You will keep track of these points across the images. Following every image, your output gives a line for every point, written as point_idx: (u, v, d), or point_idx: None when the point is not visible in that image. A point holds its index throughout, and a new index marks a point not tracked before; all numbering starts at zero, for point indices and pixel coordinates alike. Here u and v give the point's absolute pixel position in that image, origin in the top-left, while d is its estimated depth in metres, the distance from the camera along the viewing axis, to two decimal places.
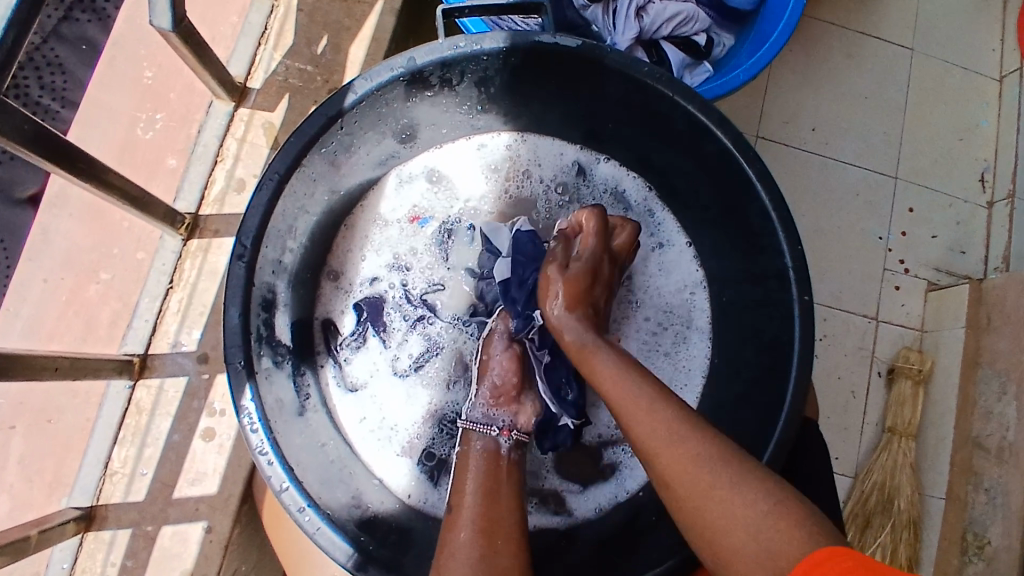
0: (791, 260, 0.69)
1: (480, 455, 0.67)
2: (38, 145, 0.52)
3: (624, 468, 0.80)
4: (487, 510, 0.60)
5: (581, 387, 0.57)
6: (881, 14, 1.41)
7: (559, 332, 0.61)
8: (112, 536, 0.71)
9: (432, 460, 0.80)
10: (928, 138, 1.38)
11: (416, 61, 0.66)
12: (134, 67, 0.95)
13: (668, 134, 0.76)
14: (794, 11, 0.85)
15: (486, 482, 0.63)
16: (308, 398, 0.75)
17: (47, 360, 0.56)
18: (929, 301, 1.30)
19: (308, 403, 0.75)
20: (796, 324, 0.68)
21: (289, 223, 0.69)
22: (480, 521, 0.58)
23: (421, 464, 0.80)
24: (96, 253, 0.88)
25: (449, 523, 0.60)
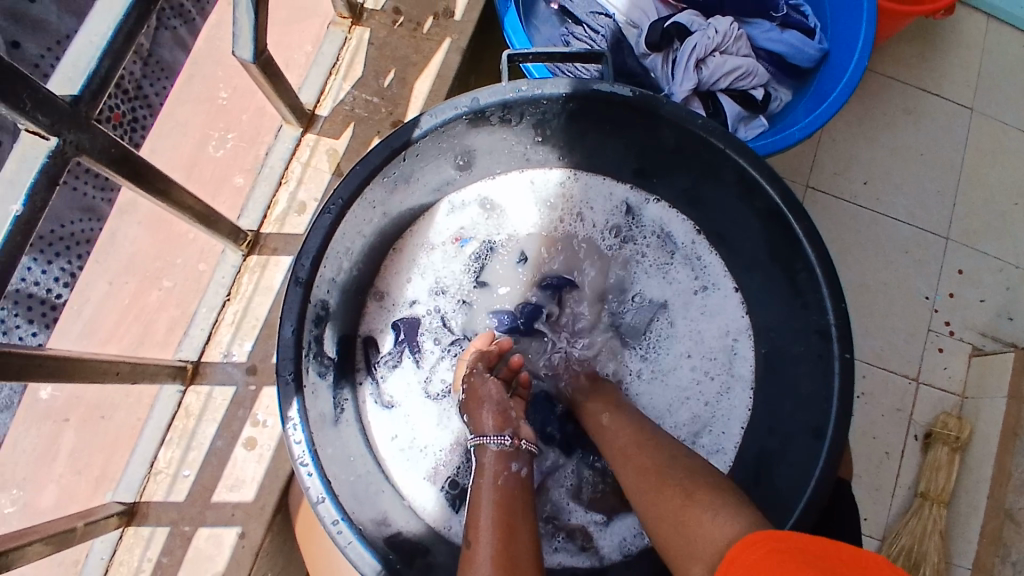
0: (834, 317, 0.69)
1: (491, 489, 0.64)
2: (122, 166, 0.54)
3: None
4: (506, 553, 0.56)
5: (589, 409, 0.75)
6: (941, 72, 1.40)
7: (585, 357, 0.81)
8: (151, 533, 0.74)
9: (457, 488, 0.82)
10: (981, 200, 1.35)
11: (480, 101, 0.68)
12: (210, 87, 1.00)
13: (718, 184, 0.77)
14: (855, 73, 0.85)
15: (502, 519, 0.60)
16: (344, 411, 0.78)
17: (109, 363, 0.59)
18: (971, 366, 1.28)
19: (344, 416, 0.77)
20: (835, 384, 0.68)
21: (346, 244, 0.72)
22: (499, 564, 0.55)
23: (445, 491, 0.81)
24: (160, 260, 0.93)
25: (467, 560, 0.58)
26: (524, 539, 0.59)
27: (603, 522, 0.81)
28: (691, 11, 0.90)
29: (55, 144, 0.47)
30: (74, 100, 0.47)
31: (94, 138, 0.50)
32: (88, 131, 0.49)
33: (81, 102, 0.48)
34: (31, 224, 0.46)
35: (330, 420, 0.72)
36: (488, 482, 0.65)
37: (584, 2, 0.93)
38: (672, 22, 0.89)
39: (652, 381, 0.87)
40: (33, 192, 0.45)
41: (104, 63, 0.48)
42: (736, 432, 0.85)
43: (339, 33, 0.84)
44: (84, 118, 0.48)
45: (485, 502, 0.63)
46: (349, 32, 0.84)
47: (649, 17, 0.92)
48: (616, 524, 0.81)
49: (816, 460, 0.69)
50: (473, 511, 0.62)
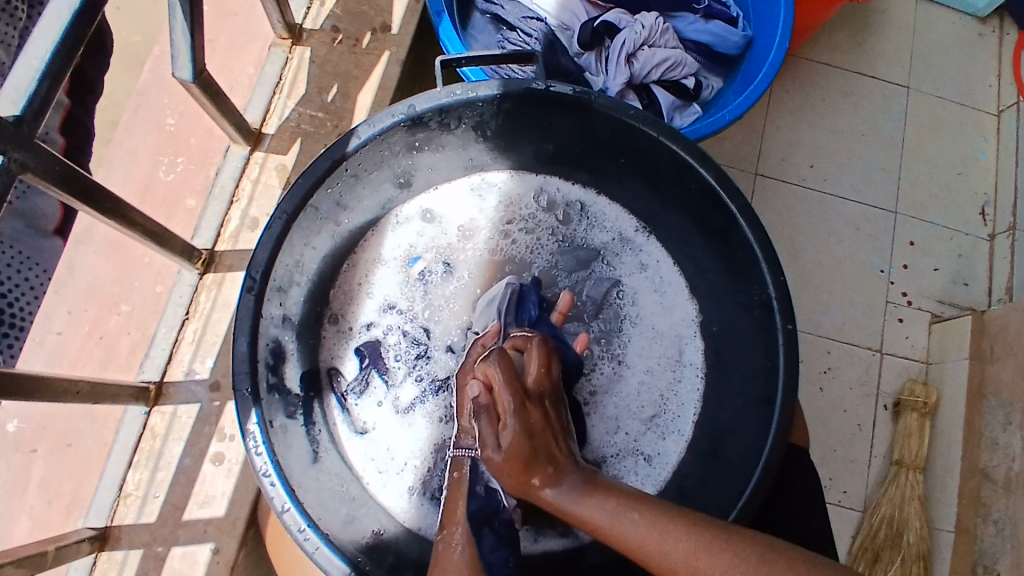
0: (774, 288, 0.71)
1: (473, 479, 0.65)
2: (68, 185, 0.56)
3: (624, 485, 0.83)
4: (479, 539, 0.59)
5: (547, 475, 0.53)
6: (875, 55, 1.46)
7: (520, 421, 0.56)
8: (124, 557, 0.74)
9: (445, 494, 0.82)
10: (925, 173, 1.40)
11: (416, 107, 0.71)
12: (157, 115, 1.01)
13: (655, 171, 0.80)
14: (777, 56, 0.89)
15: (480, 512, 0.62)
16: (318, 439, 0.78)
17: (68, 383, 0.60)
18: (933, 332, 1.31)
19: (317, 445, 0.77)
20: (781, 354, 0.70)
21: (297, 257, 0.74)
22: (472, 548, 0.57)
23: (434, 499, 0.82)
24: (118, 284, 0.93)
25: (440, 549, 0.59)
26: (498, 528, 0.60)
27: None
28: (618, 10, 0.95)
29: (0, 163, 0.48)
30: (15, 120, 0.49)
31: (39, 157, 0.52)
32: (32, 150, 0.51)
33: (22, 122, 0.49)
34: None
35: (306, 457, 0.73)
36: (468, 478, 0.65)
37: (515, 8, 0.96)
38: (600, 21, 0.93)
39: (618, 379, 0.88)
40: None
41: (44, 84, 0.50)
42: (688, 421, 0.87)
43: (280, 53, 0.86)
44: (27, 137, 0.50)
45: (466, 496, 0.63)
46: (289, 52, 0.86)
47: (579, 17, 0.96)
48: None
49: (770, 423, 0.70)
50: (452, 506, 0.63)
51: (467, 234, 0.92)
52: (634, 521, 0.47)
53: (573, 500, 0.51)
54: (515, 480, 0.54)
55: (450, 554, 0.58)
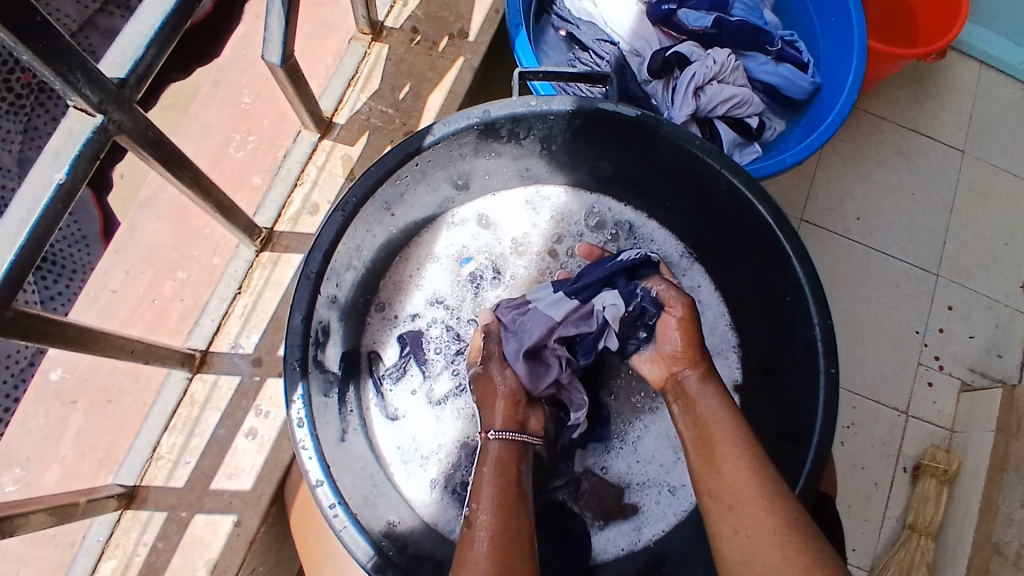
0: (820, 334, 0.71)
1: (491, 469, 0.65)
2: (154, 149, 0.57)
3: (645, 511, 0.83)
4: (501, 525, 0.59)
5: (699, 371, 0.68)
6: (933, 115, 1.46)
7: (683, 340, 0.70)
8: (148, 517, 0.75)
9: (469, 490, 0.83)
10: (971, 238, 1.39)
11: (491, 113, 0.72)
12: (234, 92, 1.02)
13: (714, 204, 0.81)
14: (844, 106, 0.90)
15: (500, 500, 0.62)
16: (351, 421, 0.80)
17: (127, 341, 0.62)
18: (961, 401, 1.30)
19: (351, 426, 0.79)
20: (821, 400, 0.70)
21: (357, 244, 0.76)
22: (495, 534, 0.58)
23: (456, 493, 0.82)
24: (177, 252, 0.93)
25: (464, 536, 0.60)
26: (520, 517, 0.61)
27: (602, 523, 0.82)
28: (691, 42, 0.95)
29: (99, 121, 0.50)
30: (119, 82, 0.51)
31: (136, 120, 0.54)
32: (131, 113, 0.53)
33: (125, 85, 0.52)
34: (71, 192, 0.49)
35: (337, 432, 0.74)
36: (487, 469, 0.66)
37: (590, 29, 0.97)
38: (673, 51, 0.94)
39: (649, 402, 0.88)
40: (75, 163, 0.49)
41: (150, 51, 0.52)
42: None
43: (359, 48, 0.88)
44: (127, 99, 0.52)
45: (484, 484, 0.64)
46: (368, 47, 0.88)
47: (652, 46, 0.97)
48: (613, 531, 0.82)
49: (802, 467, 0.70)
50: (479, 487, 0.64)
51: (520, 242, 0.93)
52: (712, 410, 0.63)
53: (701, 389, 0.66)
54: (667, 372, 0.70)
55: (472, 550, 0.57)
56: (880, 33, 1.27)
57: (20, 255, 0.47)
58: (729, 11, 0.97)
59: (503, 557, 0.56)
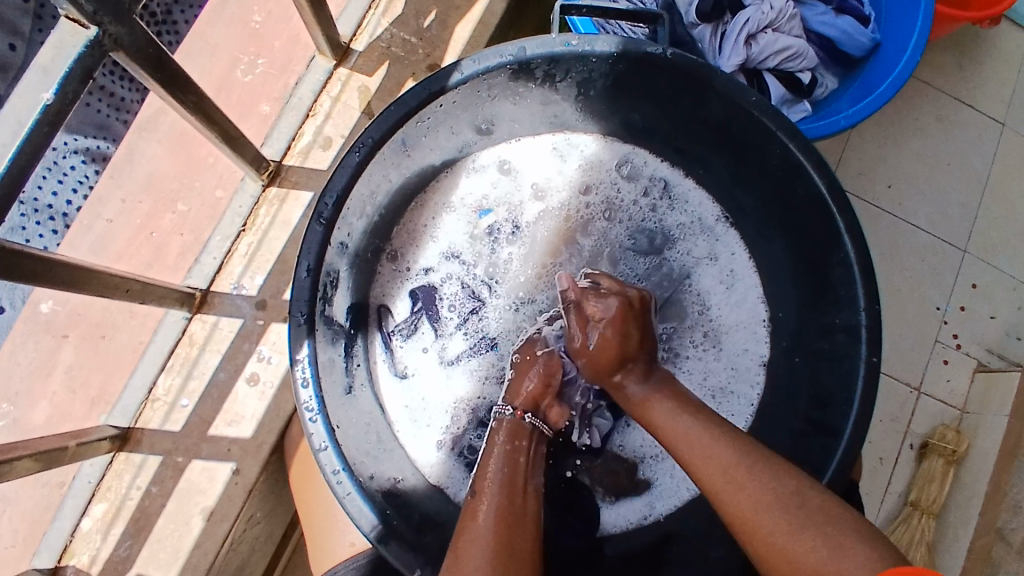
0: (866, 313, 0.67)
1: (502, 447, 0.66)
2: (156, 70, 0.50)
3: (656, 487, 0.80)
4: (504, 510, 0.58)
5: (638, 371, 0.64)
6: (980, 82, 1.37)
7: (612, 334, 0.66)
8: (142, 460, 0.72)
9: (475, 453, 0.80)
10: (1005, 216, 1.33)
11: (526, 51, 0.65)
12: (244, 9, 0.86)
13: (760, 168, 0.74)
14: (907, 66, 0.82)
15: (505, 487, 0.61)
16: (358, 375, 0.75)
17: (120, 279, 0.57)
18: (975, 381, 1.26)
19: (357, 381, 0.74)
20: (860, 383, 0.66)
21: (372, 188, 0.70)
22: (497, 518, 0.57)
23: (463, 455, 0.80)
24: (177, 182, 0.85)
25: (465, 514, 0.59)
26: (527, 519, 0.58)
27: (613, 499, 0.79)
28: None
29: (94, 34, 0.44)
30: None
31: (134, 34, 0.47)
32: (129, 27, 0.46)
33: None
34: (59, 115, 0.43)
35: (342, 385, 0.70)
36: (499, 444, 0.67)
37: None
38: None
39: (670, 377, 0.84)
40: (65, 81, 0.43)
41: None
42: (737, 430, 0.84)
43: None
44: (125, 10, 0.46)
45: (491, 467, 0.63)
46: None
47: None
48: (622, 506, 0.79)
49: (832, 453, 0.67)
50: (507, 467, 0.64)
51: (543, 194, 0.87)
52: (686, 420, 0.59)
53: (657, 394, 0.62)
54: (601, 373, 0.66)
55: (472, 525, 0.57)
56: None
57: (2, 184, 0.41)
58: None
59: (506, 535, 0.55)
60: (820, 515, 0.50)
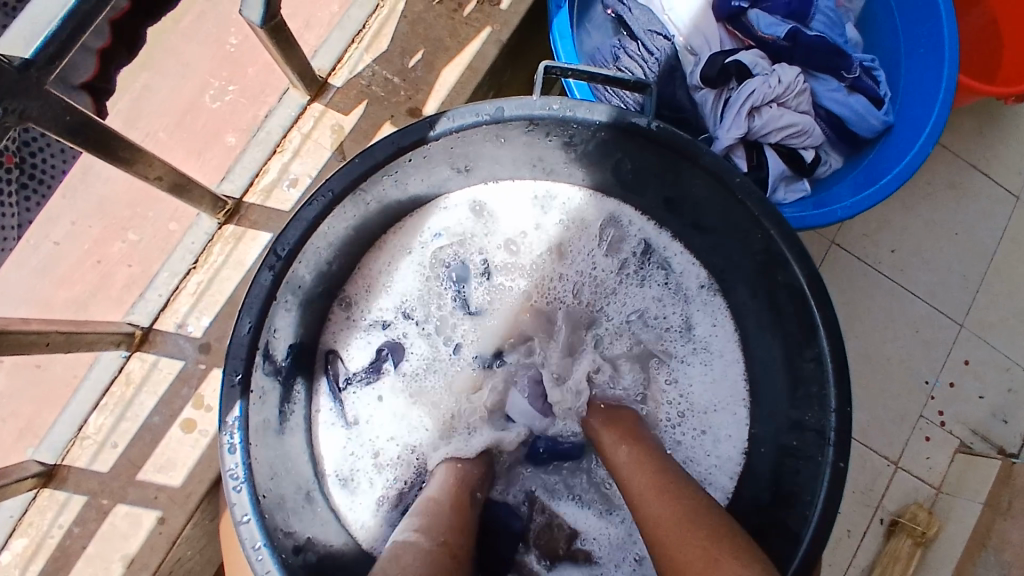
0: (837, 419, 0.63)
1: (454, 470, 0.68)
2: (79, 136, 0.47)
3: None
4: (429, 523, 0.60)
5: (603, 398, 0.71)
6: (996, 152, 1.32)
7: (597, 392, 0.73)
8: (66, 499, 0.69)
9: None
10: (1005, 296, 1.29)
11: (505, 111, 0.60)
12: (221, 27, 0.81)
13: (747, 250, 0.69)
14: (915, 158, 0.77)
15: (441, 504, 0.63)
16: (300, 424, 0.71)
17: (38, 336, 0.53)
18: (954, 461, 1.22)
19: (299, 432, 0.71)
20: (823, 490, 0.62)
21: (331, 235, 0.66)
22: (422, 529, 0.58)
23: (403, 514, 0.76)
24: (130, 208, 0.81)
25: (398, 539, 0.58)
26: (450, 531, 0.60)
27: (548, 564, 0.76)
28: (756, 52, 0.81)
29: None
30: (23, 63, 0.39)
31: (46, 106, 0.42)
32: (38, 98, 0.41)
33: (32, 66, 0.39)
34: None
35: (280, 441, 0.66)
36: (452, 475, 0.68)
37: (643, 15, 0.83)
38: (733, 59, 0.80)
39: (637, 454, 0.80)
40: None
41: (67, 25, 0.39)
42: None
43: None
44: (34, 84, 0.40)
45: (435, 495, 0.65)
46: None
47: (711, 46, 0.83)
48: None
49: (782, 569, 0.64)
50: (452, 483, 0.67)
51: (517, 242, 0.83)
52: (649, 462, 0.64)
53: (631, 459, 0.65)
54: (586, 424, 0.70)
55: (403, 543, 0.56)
56: (959, 59, 1.09)
57: None
58: (808, 23, 0.83)
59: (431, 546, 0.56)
60: (716, 528, 0.55)
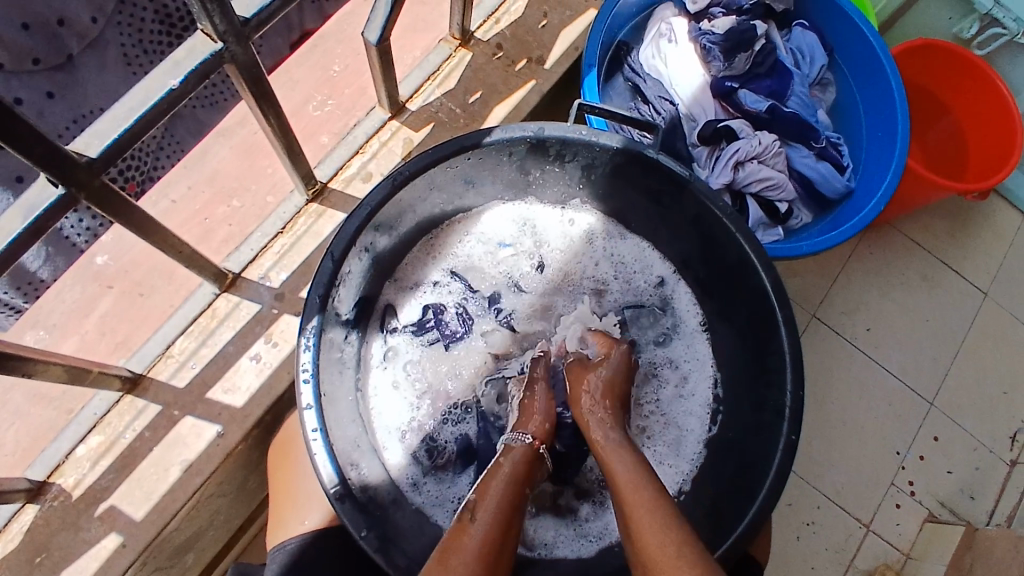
0: (791, 397, 0.76)
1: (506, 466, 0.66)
2: (252, 86, 0.64)
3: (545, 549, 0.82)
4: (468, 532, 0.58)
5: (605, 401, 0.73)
6: (964, 251, 1.46)
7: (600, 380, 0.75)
8: (143, 406, 0.82)
9: (432, 457, 0.87)
10: (972, 378, 1.38)
11: (545, 131, 0.79)
12: (326, 58, 1.04)
13: (724, 264, 0.85)
14: (869, 214, 0.96)
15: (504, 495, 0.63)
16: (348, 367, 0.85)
17: (177, 241, 0.69)
18: (923, 530, 1.29)
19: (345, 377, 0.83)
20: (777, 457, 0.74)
21: (400, 212, 0.83)
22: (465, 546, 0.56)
23: (422, 461, 0.86)
24: (237, 181, 1.00)
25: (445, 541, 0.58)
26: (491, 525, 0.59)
27: (535, 512, 0.83)
28: (742, 121, 1.02)
29: (219, 48, 0.57)
30: (244, 21, 0.58)
31: (247, 55, 0.60)
32: (244, 48, 0.59)
33: (249, 24, 0.58)
34: (179, 99, 0.57)
35: (337, 368, 0.80)
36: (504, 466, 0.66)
37: (656, 85, 1.05)
38: (725, 124, 1.00)
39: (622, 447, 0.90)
40: (189, 77, 0.57)
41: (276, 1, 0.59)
42: (635, 519, 0.84)
43: (446, 48, 0.97)
44: (246, 36, 0.59)
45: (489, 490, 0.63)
46: (454, 51, 0.97)
47: (707, 114, 1.04)
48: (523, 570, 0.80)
49: (742, 519, 0.75)
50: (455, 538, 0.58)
51: (554, 244, 0.98)
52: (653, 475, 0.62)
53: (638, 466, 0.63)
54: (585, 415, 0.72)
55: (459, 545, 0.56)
56: (934, 160, 1.32)
57: (122, 137, 0.55)
58: (785, 102, 1.04)
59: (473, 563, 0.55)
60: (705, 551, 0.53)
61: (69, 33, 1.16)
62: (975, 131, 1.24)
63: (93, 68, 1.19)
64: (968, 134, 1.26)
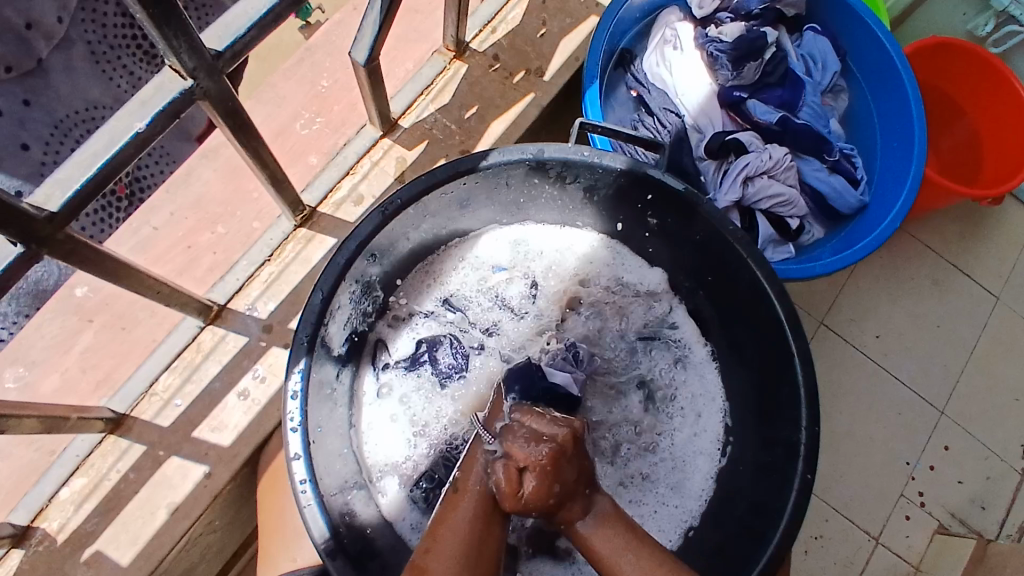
0: (806, 434, 0.72)
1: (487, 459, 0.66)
2: (228, 118, 0.60)
3: None
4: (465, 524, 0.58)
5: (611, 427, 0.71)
6: (975, 254, 1.41)
7: None
8: (127, 447, 0.78)
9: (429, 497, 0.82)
10: (984, 387, 1.34)
11: (544, 153, 0.75)
12: (315, 73, 0.99)
13: (734, 290, 0.81)
14: (884, 232, 0.91)
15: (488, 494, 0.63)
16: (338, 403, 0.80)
17: (155, 282, 0.65)
18: (932, 542, 1.25)
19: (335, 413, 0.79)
20: (791, 498, 0.71)
21: (392, 240, 0.79)
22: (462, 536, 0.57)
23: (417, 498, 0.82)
24: (222, 206, 0.96)
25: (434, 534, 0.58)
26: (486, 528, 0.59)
27: (530, 554, 0.81)
28: (751, 133, 0.97)
29: (189, 85, 0.53)
30: (216, 55, 0.53)
31: (220, 89, 0.56)
32: (217, 82, 0.55)
33: (221, 58, 0.54)
34: (146, 141, 0.53)
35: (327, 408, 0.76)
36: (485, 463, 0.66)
37: (660, 95, 1.00)
38: (733, 137, 0.96)
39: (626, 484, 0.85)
40: (157, 116, 0.52)
41: (250, 32, 0.54)
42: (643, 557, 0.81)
43: (440, 61, 0.92)
44: (219, 70, 0.54)
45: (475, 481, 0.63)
46: (449, 63, 0.92)
47: (714, 125, 0.99)
48: None
49: (754, 565, 0.71)
50: (448, 509, 0.60)
51: (553, 270, 0.94)
52: None
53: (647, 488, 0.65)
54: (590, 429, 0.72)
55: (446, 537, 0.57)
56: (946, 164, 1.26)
57: (85, 185, 0.50)
58: (796, 112, 0.99)
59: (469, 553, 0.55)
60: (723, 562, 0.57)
61: (39, 35, 1.16)
62: (990, 138, 1.19)
63: (62, 70, 1.19)
64: (984, 140, 1.20)
